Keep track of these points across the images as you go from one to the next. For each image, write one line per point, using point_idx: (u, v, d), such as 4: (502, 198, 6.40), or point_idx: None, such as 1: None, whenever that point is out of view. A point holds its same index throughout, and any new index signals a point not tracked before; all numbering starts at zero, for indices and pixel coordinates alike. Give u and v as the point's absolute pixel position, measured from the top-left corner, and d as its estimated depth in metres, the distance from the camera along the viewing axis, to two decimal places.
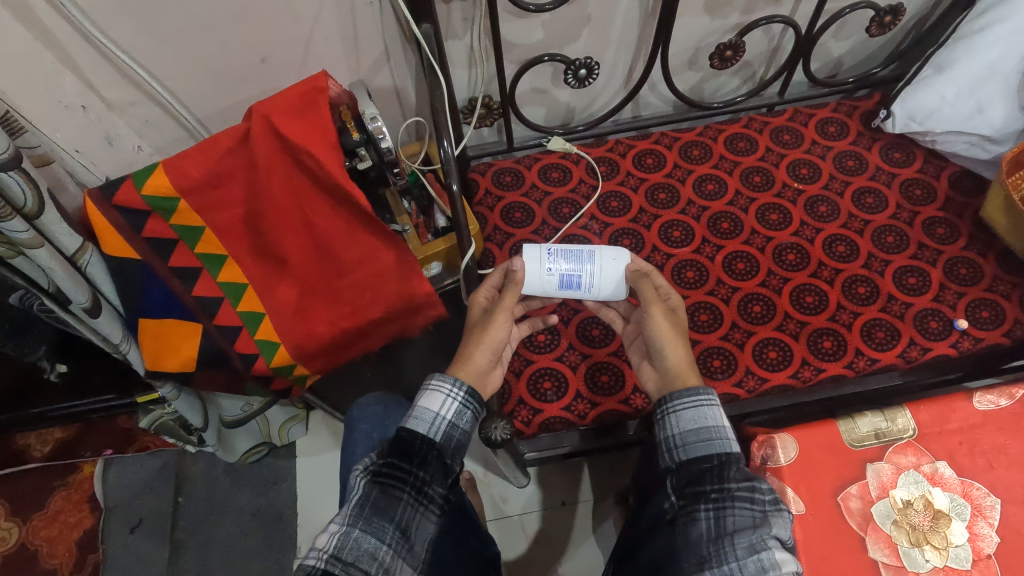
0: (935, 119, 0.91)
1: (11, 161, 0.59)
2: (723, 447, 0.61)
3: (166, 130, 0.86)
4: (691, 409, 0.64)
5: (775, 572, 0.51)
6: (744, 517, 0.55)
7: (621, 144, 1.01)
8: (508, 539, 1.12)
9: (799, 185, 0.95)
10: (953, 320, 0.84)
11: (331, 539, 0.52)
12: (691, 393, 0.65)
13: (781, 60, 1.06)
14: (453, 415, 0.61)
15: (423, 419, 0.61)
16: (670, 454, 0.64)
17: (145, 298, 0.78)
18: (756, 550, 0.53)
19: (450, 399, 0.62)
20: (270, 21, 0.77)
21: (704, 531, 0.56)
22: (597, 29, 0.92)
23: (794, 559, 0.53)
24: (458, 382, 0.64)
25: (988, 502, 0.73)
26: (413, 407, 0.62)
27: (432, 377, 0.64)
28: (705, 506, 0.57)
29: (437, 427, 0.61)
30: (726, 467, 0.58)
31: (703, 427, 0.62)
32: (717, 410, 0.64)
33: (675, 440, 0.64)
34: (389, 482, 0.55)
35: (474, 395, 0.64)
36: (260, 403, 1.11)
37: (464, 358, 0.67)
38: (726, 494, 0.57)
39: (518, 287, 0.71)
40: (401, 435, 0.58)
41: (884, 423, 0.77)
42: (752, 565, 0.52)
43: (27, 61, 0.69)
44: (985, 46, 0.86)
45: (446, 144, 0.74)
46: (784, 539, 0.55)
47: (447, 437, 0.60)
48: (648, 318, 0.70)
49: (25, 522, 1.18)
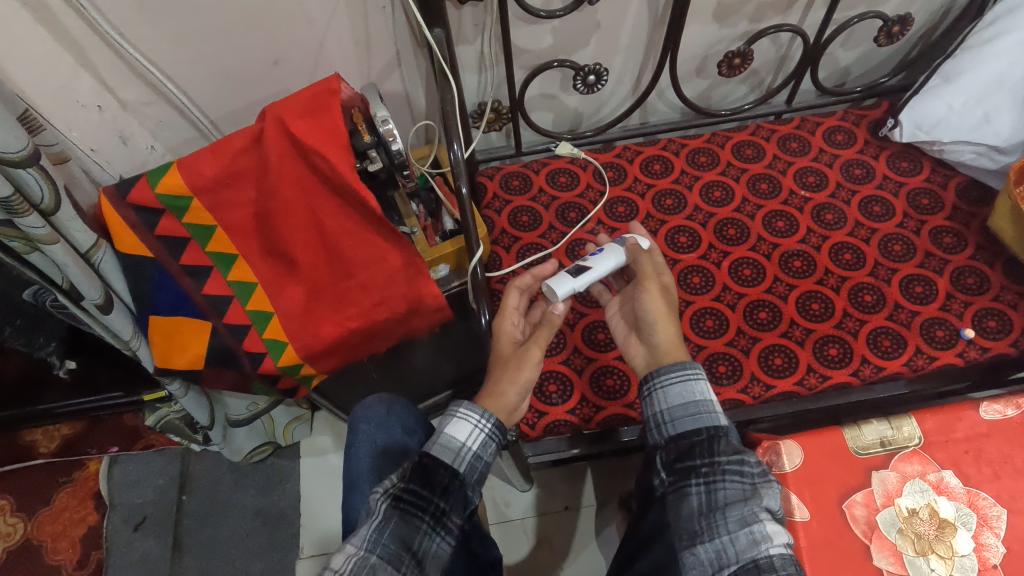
0: (943, 129, 0.91)
1: (31, 157, 0.61)
2: (710, 420, 0.64)
3: (179, 130, 0.87)
4: (678, 384, 0.67)
5: (766, 544, 0.55)
6: (734, 490, 0.58)
7: (629, 150, 1.01)
8: (510, 542, 1.12)
9: (806, 193, 0.96)
10: (960, 329, 0.84)
11: (348, 561, 0.51)
12: (677, 367, 0.68)
13: (789, 68, 1.07)
14: (479, 446, 0.63)
15: (448, 448, 0.62)
16: (659, 429, 0.67)
17: (156, 295, 0.79)
18: (748, 523, 0.56)
19: (477, 430, 0.64)
20: (284, 25, 0.78)
21: (695, 506, 0.59)
22: (606, 36, 0.93)
23: (783, 530, 0.56)
24: (486, 413, 0.65)
25: (995, 513, 0.73)
26: (439, 433, 0.64)
27: (461, 404, 0.65)
28: (695, 481, 0.60)
29: (462, 457, 0.62)
30: (715, 440, 0.61)
31: (690, 402, 0.66)
32: (704, 384, 0.67)
33: (663, 416, 0.67)
34: (411, 510, 0.55)
35: (499, 429, 0.66)
36: (266, 403, 1.12)
37: (496, 392, 0.68)
38: (717, 468, 0.59)
39: (552, 329, 0.71)
40: (425, 461, 0.59)
41: (890, 431, 0.77)
42: (743, 538, 0.55)
43: (45, 63, 0.70)
44: (993, 57, 0.87)
45: (456, 146, 0.75)
46: (773, 509, 0.59)
47: (470, 469, 0.62)
48: (643, 291, 0.74)
49: (30, 518, 1.19)
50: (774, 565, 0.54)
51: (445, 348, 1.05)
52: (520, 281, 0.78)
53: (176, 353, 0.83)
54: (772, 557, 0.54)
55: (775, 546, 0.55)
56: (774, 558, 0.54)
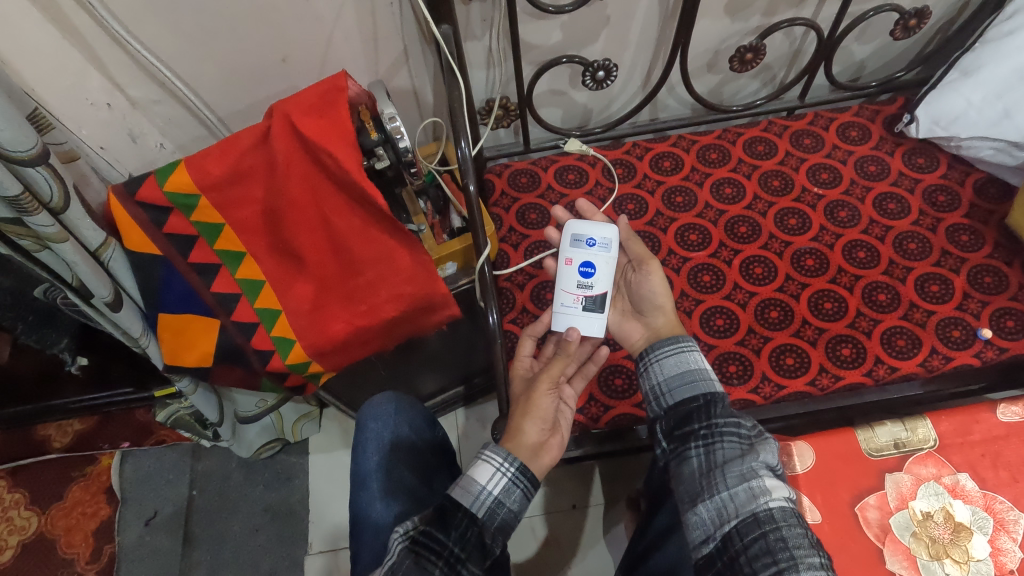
0: (961, 124, 0.89)
1: (40, 156, 0.61)
2: (706, 387, 0.65)
3: (187, 128, 0.87)
4: (673, 356, 0.69)
5: (765, 497, 0.54)
6: (732, 448, 0.59)
7: (638, 146, 1.00)
8: (518, 540, 1.12)
9: (819, 190, 0.94)
10: (977, 329, 0.82)
11: None
12: (670, 341, 0.70)
13: (802, 63, 1.05)
14: (501, 491, 0.60)
15: (469, 492, 0.60)
16: (657, 402, 0.67)
17: (164, 293, 0.79)
18: (747, 478, 0.56)
19: (499, 473, 0.61)
20: (290, 22, 0.78)
21: (695, 467, 0.59)
22: (617, 32, 0.92)
23: (783, 484, 0.56)
24: (509, 456, 0.62)
25: (1012, 517, 0.71)
26: (463, 475, 0.62)
27: (485, 447, 0.63)
28: (694, 445, 0.61)
29: (482, 501, 0.60)
30: (711, 405, 0.62)
31: (686, 371, 0.67)
32: (698, 355, 0.69)
33: (660, 388, 0.67)
34: (426, 554, 0.53)
35: (524, 473, 0.62)
36: (274, 399, 1.14)
37: (515, 430, 0.67)
38: (714, 430, 0.60)
39: (565, 359, 0.73)
40: (445, 504, 0.57)
41: (904, 433, 0.76)
42: (742, 493, 0.55)
43: (55, 60, 0.70)
44: (1012, 51, 0.85)
45: (464, 144, 0.75)
46: (772, 466, 0.59)
47: (490, 514, 0.59)
48: (647, 274, 0.77)
49: (43, 512, 1.20)
50: (774, 517, 0.53)
51: (452, 347, 1.05)
52: (535, 328, 0.77)
53: (185, 350, 0.84)
54: (772, 510, 0.54)
55: (775, 499, 0.54)
56: (773, 510, 0.54)
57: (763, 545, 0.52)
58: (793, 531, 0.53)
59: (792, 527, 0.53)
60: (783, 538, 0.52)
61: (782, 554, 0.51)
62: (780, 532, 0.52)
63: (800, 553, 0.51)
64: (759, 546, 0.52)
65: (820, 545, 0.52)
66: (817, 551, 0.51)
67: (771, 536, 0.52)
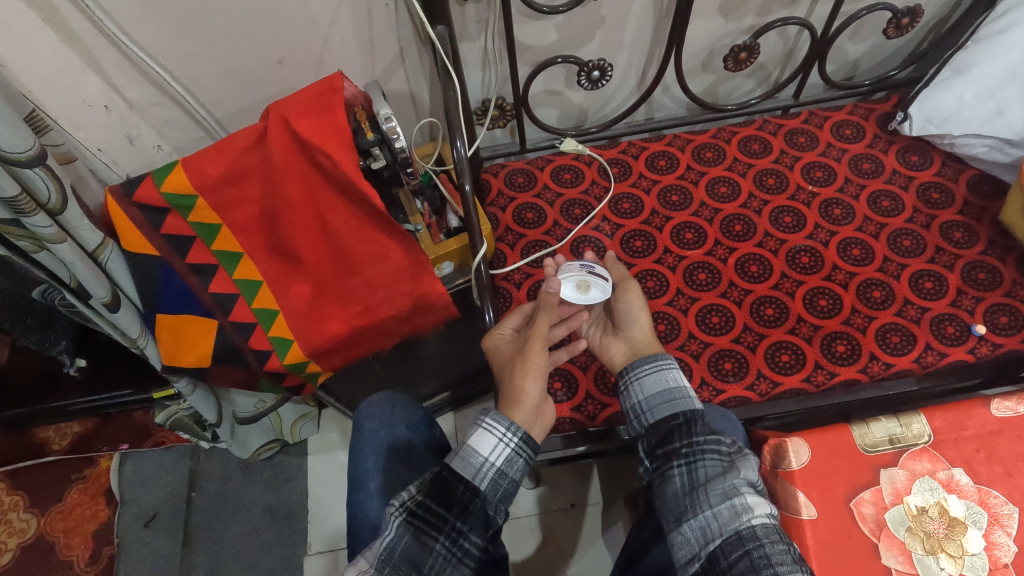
0: (954, 122, 0.90)
1: (37, 157, 0.61)
2: (686, 405, 0.66)
3: (185, 129, 0.88)
4: (652, 374, 0.70)
5: (748, 515, 0.55)
6: (713, 466, 0.60)
7: (634, 146, 1.00)
8: (518, 539, 1.12)
9: (813, 188, 0.95)
10: (971, 325, 0.83)
11: None
12: (650, 359, 0.71)
13: (797, 62, 1.06)
14: (503, 462, 0.61)
15: (470, 463, 0.60)
16: (638, 420, 0.69)
17: (161, 294, 0.79)
18: (730, 496, 0.56)
19: (501, 444, 0.61)
20: (286, 24, 0.79)
21: (678, 487, 0.60)
22: (611, 32, 0.92)
23: (765, 501, 0.56)
24: (512, 425, 0.63)
25: (1006, 511, 0.72)
26: (463, 444, 0.61)
27: (486, 416, 0.63)
28: (677, 464, 0.61)
29: (484, 473, 0.60)
30: (692, 422, 0.63)
31: (665, 390, 0.68)
32: (677, 372, 0.70)
33: (641, 406, 0.69)
34: (425, 528, 0.53)
35: (528, 443, 0.63)
36: (273, 400, 1.13)
37: (517, 394, 0.66)
38: (695, 448, 0.61)
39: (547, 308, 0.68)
40: (446, 475, 0.57)
41: (898, 429, 0.76)
42: (725, 511, 0.56)
43: (51, 61, 0.71)
44: (1004, 49, 0.85)
45: (460, 144, 0.76)
46: (754, 483, 0.59)
47: (493, 485, 0.59)
48: (624, 292, 0.78)
49: (43, 513, 1.20)
50: (757, 534, 0.54)
51: (450, 346, 1.06)
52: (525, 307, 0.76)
53: (183, 350, 0.84)
54: (755, 527, 0.54)
55: (757, 516, 0.55)
56: (756, 527, 0.54)
57: (747, 563, 0.52)
58: (776, 548, 0.53)
59: (775, 544, 0.53)
60: (766, 555, 0.52)
61: (767, 571, 0.51)
62: (763, 550, 0.53)
63: (784, 569, 0.51)
64: (743, 564, 0.53)
65: (803, 560, 0.52)
66: (801, 568, 0.51)
67: (754, 554, 0.53)
